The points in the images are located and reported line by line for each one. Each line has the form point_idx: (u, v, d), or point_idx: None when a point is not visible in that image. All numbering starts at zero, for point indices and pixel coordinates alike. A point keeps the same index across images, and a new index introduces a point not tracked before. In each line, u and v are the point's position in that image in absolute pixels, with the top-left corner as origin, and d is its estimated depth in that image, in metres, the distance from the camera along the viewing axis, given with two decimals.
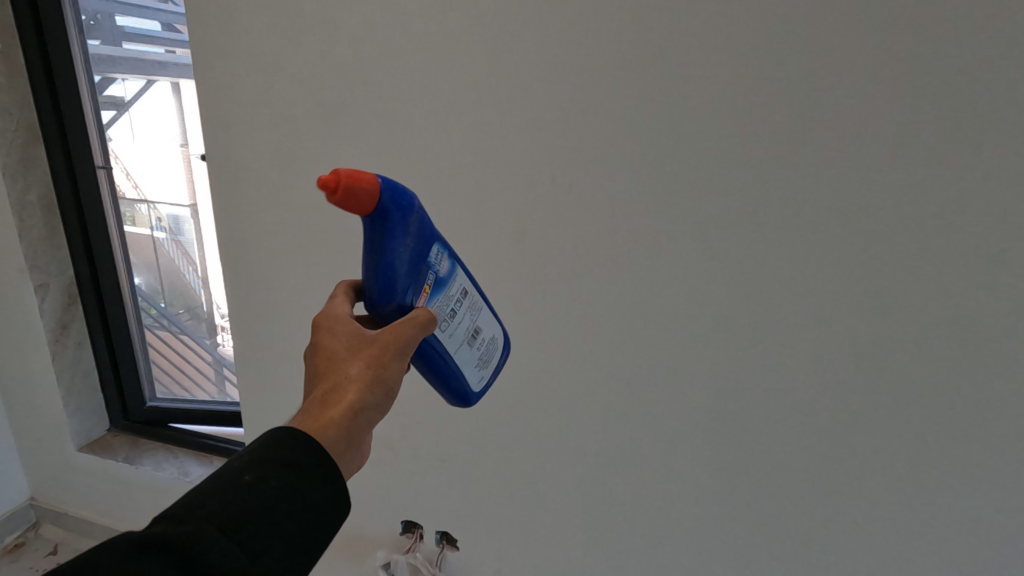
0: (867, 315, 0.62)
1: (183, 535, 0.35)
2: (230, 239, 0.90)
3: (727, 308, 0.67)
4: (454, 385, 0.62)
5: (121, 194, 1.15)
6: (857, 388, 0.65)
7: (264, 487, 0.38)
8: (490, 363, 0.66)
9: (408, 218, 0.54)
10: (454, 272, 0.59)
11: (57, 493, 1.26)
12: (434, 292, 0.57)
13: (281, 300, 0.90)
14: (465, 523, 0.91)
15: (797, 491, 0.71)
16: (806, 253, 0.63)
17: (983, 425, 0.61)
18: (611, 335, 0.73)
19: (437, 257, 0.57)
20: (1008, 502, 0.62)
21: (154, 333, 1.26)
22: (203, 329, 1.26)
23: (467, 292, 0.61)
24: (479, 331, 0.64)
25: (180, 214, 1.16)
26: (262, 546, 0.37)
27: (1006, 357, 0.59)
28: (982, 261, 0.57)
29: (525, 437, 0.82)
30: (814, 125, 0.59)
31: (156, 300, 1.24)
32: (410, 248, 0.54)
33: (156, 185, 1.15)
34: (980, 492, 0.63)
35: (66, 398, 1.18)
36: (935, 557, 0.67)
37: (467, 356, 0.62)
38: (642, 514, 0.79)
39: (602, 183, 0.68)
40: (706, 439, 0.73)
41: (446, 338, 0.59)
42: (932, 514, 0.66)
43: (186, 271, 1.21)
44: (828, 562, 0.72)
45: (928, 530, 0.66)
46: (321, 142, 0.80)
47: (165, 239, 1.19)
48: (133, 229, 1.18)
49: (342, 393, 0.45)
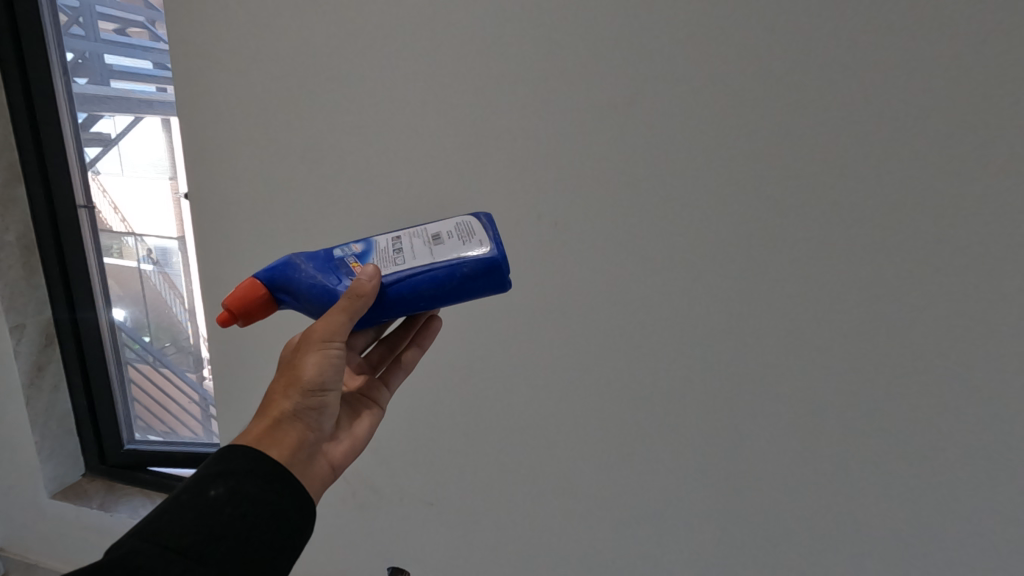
0: (865, 347, 0.61)
1: (127, 551, 0.38)
2: (214, 275, 0.88)
3: (724, 341, 0.66)
4: (469, 262, 0.51)
5: (106, 226, 1.14)
6: (856, 418, 0.63)
7: (203, 492, 0.41)
8: (480, 234, 0.53)
9: (285, 263, 0.53)
10: (372, 239, 0.55)
11: (27, 542, 1.18)
12: (365, 260, 0.53)
13: (269, 337, 0.88)
14: (456, 565, 0.87)
15: (803, 527, 0.68)
16: (802, 284, 0.62)
17: (991, 464, 0.60)
18: (608, 372, 0.72)
19: (342, 246, 0.55)
20: (1008, 537, 0.61)
21: (135, 369, 1.23)
22: (190, 361, 1.24)
23: (402, 233, 0.55)
24: (440, 232, 0.54)
25: (168, 246, 1.15)
26: (209, 544, 0.39)
27: (1011, 393, 0.57)
28: (980, 297, 0.57)
29: (517, 473, 0.80)
30: (797, 163, 0.59)
31: (139, 333, 1.21)
32: (306, 265, 0.52)
33: (144, 217, 1.14)
34: (978, 527, 0.61)
35: (41, 441, 1.13)
36: None
37: (446, 251, 0.52)
38: (638, 551, 0.76)
39: (593, 218, 0.68)
40: (701, 475, 0.71)
41: (409, 263, 0.52)
42: (932, 550, 0.63)
43: (173, 304, 1.20)
44: None
45: (937, 566, 0.64)
46: (310, 179, 0.79)
47: (151, 271, 1.18)
48: (119, 262, 1.17)
49: (266, 402, 0.48)
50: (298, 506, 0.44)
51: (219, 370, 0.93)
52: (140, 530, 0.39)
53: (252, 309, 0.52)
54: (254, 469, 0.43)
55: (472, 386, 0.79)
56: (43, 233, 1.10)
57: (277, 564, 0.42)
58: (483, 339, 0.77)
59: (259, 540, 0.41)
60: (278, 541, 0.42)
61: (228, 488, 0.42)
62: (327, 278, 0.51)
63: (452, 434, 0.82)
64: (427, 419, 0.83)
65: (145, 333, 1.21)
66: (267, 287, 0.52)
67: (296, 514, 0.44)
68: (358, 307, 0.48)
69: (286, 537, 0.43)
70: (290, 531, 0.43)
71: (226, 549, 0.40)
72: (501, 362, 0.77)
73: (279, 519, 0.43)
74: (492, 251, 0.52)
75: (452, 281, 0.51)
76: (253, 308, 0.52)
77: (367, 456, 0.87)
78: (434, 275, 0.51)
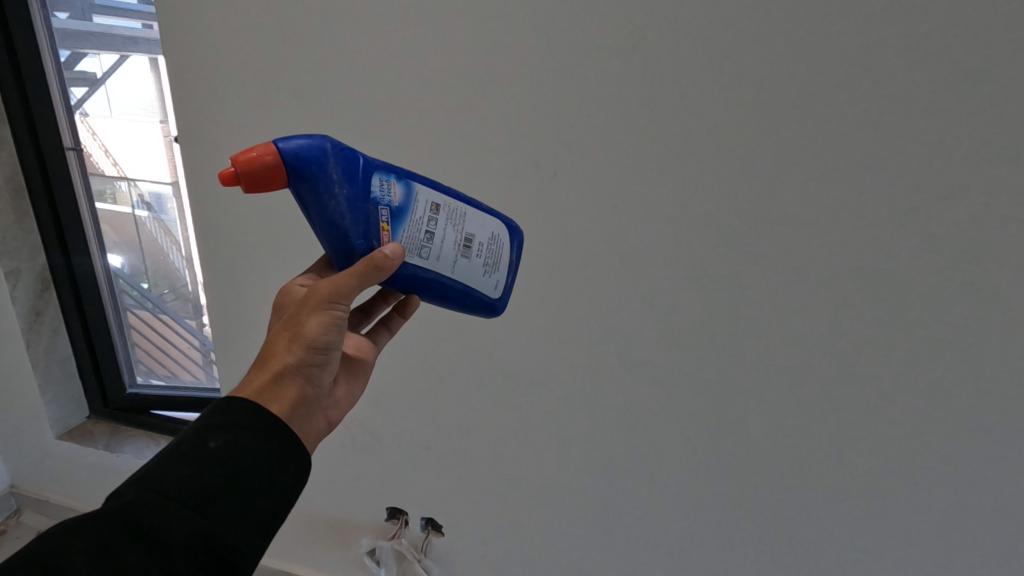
0: (865, 300, 0.61)
1: (132, 497, 0.39)
2: (208, 221, 0.87)
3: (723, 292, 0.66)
4: (475, 295, 0.58)
5: (97, 171, 1.11)
6: (848, 371, 0.64)
7: (204, 443, 0.42)
8: (501, 264, 0.59)
9: (317, 164, 0.48)
10: (412, 195, 0.53)
11: (36, 480, 1.22)
12: (396, 225, 0.51)
13: (266, 285, 0.88)
14: (451, 508, 0.90)
15: (787, 472, 0.71)
16: (807, 236, 0.61)
17: (982, 414, 0.61)
18: (606, 321, 0.72)
19: (382, 184, 0.51)
20: (984, 486, 0.63)
21: (136, 316, 1.22)
22: (189, 309, 1.22)
23: (442, 206, 0.54)
24: (473, 238, 0.56)
25: (162, 192, 1.12)
26: (210, 494, 0.40)
27: (1009, 346, 0.58)
28: (989, 251, 0.56)
29: (513, 419, 0.81)
30: (808, 114, 0.57)
31: (137, 281, 1.19)
32: (336, 190, 0.49)
33: (136, 162, 1.10)
34: (956, 475, 0.64)
35: (44, 384, 1.15)
36: (921, 533, 0.67)
37: (466, 269, 0.56)
38: (627, 494, 0.79)
39: (594, 167, 0.66)
40: (693, 423, 0.73)
41: (432, 261, 0.54)
42: (910, 495, 0.66)
43: (169, 251, 1.17)
44: (811, 539, 0.73)
45: (913, 509, 0.67)
46: (305, 121, 0.77)
47: (147, 218, 1.15)
48: (113, 207, 1.14)
49: (268, 355, 0.48)
50: (296, 457, 0.45)
51: (218, 315, 0.93)
52: (143, 478, 0.40)
53: (257, 184, 0.48)
54: (256, 422, 0.44)
55: (471, 334, 0.79)
56: (32, 177, 1.08)
57: (270, 519, 0.43)
58: None
59: (259, 491, 0.42)
60: (277, 494, 0.44)
61: (228, 440, 0.42)
62: (350, 223, 0.49)
63: (451, 380, 0.83)
64: (424, 367, 0.84)
65: (144, 281, 1.19)
66: (285, 174, 0.48)
67: (294, 467, 0.45)
68: (371, 277, 0.48)
69: (284, 488, 0.44)
70: (284, 487, 0.44)
71: (227, 499, 0.41)
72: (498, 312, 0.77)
73: (277, 471, 0.44)
74: (497, 297, 0.59)
75: (455, 300, 0.57)
76: (265, 183, 0.48)
77: (364, 403, 0.88)
78: (446, 287, 0.55)
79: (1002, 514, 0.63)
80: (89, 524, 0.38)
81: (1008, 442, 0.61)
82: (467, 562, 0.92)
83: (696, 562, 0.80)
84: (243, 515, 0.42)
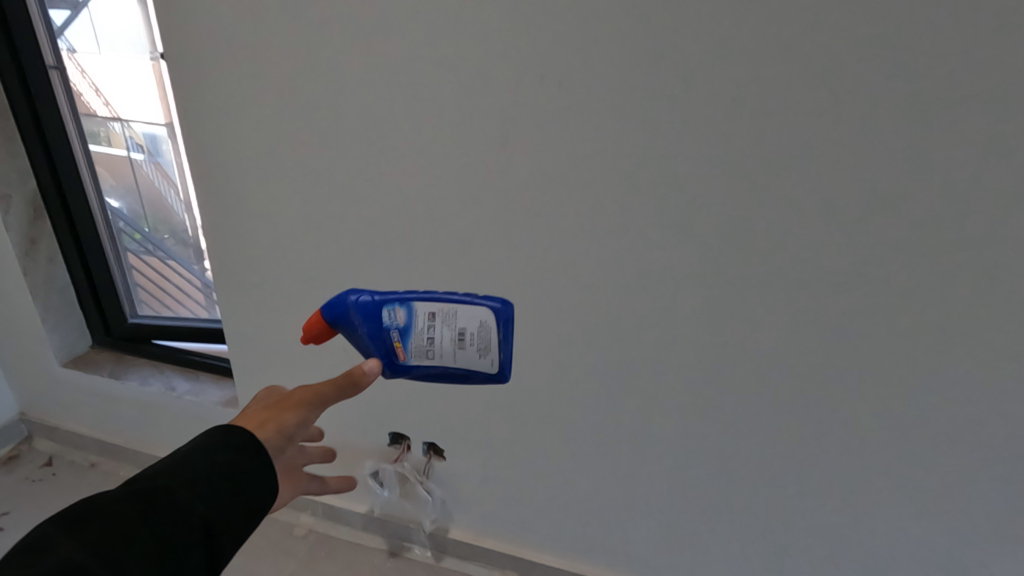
0: (862, 210, 0.62)
1: (141, 493, 0.42)
2: (201, 138, 0.84)
3: (726, 207, 0.66)
4: (479, 374, 0.65)
5: (89, 110, 1.08)
6: (848, 281, 0.65)
7: (209, 459, 0.45)
8: (492, 346, 0.64)
9: (344, 313, 0.67)
10: (413, 314, 0.64)
11: (45, 407, 1.24)
12: (405, 341, 0.64)
13: (263, 205, 0.86)
14: (453, 431, 0.91)
15: (781, 382, 0.73)
16: (810, 146, 0.61)
17: (970, 318, 0.63)
18: (607, 240, 0.71)
19: (389, 311, 0.65)
20: (966, 386, 0.66)
21: (139, 260, 1.21)
22: (190, 255, 1.20)
23: (437, 312, 0.64)
24: (465, 331, 0.64)
25: (156, 132, 1.09)
26: (216, 494, 0.44)
27: (994, 251, 0.60)
28: (981, 156, 0.57)
29: (515, 341, 0.81)
30: (824, 11, 0.56)
31: (138, 226, 1.18)
32: (360, 329, 0.67)
33: (128, 100, 1.06)
34: (941, 378, 0.67)
35: (46, 311, 1.14)
36: (905, 436, 0.71)
37: (465, 358, 0.64)
38: (626, 411, 0.81)
39: (600, 72, 0.64)
40: (692, 338, 0.74)
41: (434, 357, 0.64)
42: (897, 398, 0.69)
43: (167, 194, 1.14)
44: (801, 446, 0.76)
45: (898, 413, 0.70)
46: (293, 24, 0.72)
47: (143, 161, 1.12)
48: (108, 149, 1.11)
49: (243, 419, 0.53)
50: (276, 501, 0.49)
51: (213, 239, 0.92)
52: (151, 482, 0.43)
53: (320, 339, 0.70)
54: (235, 446, 0.47)
55: (472, 255, 0.78)
56: (20, 111, 1.03)
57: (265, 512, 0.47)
58: (481, 207, 0.75)
59: (258, 486, 0.46)
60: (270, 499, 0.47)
61: (228, 460, 0.46)
62: (373, 349, 0.66)
63: None
64: (424, 291, 0.82)
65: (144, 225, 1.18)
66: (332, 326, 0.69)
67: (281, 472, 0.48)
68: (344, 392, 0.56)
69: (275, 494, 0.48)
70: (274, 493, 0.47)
71: (233, 510, 0.44)
72: (499, 230, 0.75)
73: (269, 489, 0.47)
74: (498, 369, 0.65)
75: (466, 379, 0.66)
76: (323, 337, 0.69)
77: None
78: (453, 372, 0.65)
79: (982, 412, 0.67)
80: (109, 497, 0.42)
81: (991, 342, 0.64)
82: (468, 483, 0.95)
83: (692, 478, 0.82)
84: (251, 515, 0.46)
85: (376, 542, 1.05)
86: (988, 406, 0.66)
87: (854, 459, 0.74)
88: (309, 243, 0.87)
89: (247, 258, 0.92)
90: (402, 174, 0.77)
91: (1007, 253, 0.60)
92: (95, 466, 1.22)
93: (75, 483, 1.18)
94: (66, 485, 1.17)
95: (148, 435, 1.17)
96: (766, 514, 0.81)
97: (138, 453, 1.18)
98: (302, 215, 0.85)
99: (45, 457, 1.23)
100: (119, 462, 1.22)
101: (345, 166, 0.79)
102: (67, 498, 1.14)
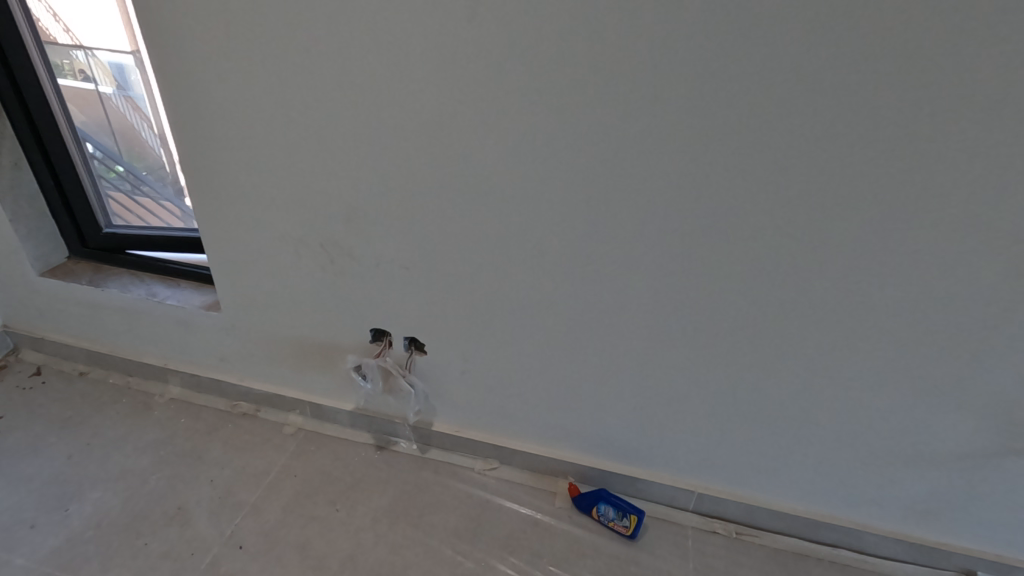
0: (852, 79, 0.59)
1: None
2: (157, 26, 0.79)
3: (711, 79, 0.63)
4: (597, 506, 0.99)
5: (51, 39, 1.07)
6: (825, 163, 0.64)
7: None
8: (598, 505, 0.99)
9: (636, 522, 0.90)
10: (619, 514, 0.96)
11: (29, 319, 1.25)
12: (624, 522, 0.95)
13: (228, 100, 0.82)
14: (431, 328, 0.93)
15: (753, 269, 0.74)
16: (804, 7, 0.57)
17: (944, 201, 0.63)
18: (586, 124, 0.69)
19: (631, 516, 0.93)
20: (933, 270, 0.67)
21: (114, 196, 1.24)
22: (170, 190, 1.30)
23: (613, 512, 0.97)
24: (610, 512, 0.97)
25: (123, 62, 1.15)
26: None
27: (986, 124, 0.58)
28: (986, 16, 0.54)
29: (489, 235, 0.81)
30: None
31: (113, 162, 1.23)
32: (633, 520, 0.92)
33: (92, 29, 1.11)
34: (910, 262, 0.68)
35: (17, 220, 1.12)
36: (869, 320, 0.73)
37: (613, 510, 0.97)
38: (600, 303, 0.83)
39: None
40: (666, 228, 0.74)
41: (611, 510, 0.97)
42: (865, 283, 0.70)
43: (140, 127, 1.23)
44: (768, 333, 0.78)
45: (865, 297, 0.72)
46: None
47: (112, 94, 1.18)
48: (74, 83, 1.13)
49: None
50: None
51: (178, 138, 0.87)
52: None
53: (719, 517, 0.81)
54: None
55: (446, 146, 0.76)
56: None
57: None
58: (454, 95, 0.72)
59: None
60: None
61: None
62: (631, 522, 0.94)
63: (426, 199, 0.81)
64: (398, 186, 0.81)
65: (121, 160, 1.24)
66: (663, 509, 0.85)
67: None
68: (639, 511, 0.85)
69: None
70: None
71: None
72: (474, 119, 0.73)
73: None
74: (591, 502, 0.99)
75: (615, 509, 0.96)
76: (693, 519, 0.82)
77: (341, 224, 0.88)
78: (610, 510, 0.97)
79: (944, 295, 0.69)
80: None
81: (962, 225, 0.64)
82: (449, 377, 0.99)
83: (663, 367, 0.85)
84: None
85: (362, 437, 1.11)
86: (950, 289, 0.68)
87: (818, 343, 0.77)
88: (279, 140, 0.83)
89: (214, 158, 0.88)
90: (375, 58, 0.72)
91: (987, 132, 0.59)
92: (85, 374, 1.25)
93: (67, 390, 1.21)
94: (58, 393, 1.20)
95: (134, 343, 1.19)
96: (733, 398, 0.85)
97: (127, 360, 1.21)
98: (269, 111, 0.81)
99: (33, 366, 1.26)
100: (108, 369, 1.25)
101: (313, 54, 0.74)
102: (60, 404, 1.17)
